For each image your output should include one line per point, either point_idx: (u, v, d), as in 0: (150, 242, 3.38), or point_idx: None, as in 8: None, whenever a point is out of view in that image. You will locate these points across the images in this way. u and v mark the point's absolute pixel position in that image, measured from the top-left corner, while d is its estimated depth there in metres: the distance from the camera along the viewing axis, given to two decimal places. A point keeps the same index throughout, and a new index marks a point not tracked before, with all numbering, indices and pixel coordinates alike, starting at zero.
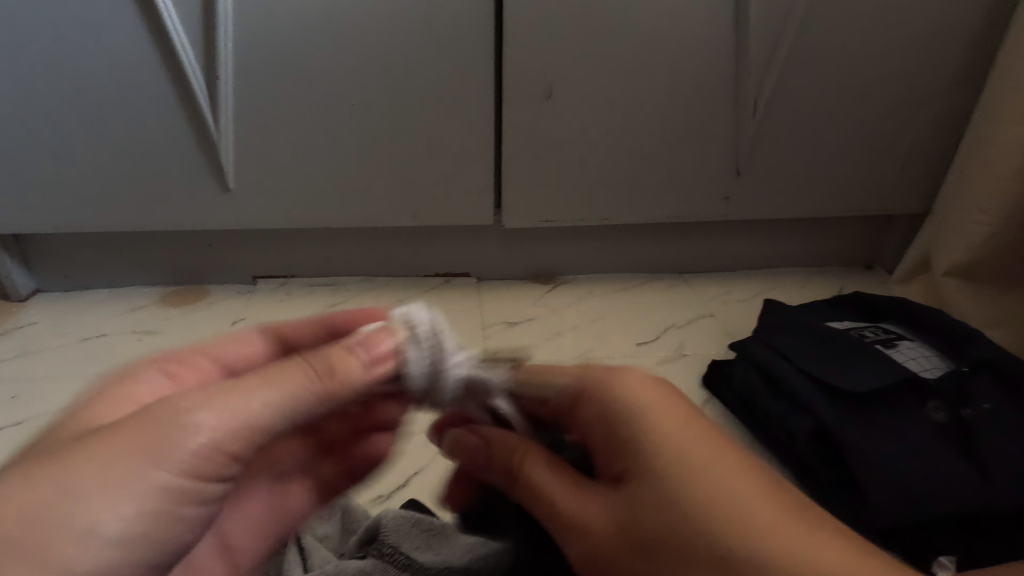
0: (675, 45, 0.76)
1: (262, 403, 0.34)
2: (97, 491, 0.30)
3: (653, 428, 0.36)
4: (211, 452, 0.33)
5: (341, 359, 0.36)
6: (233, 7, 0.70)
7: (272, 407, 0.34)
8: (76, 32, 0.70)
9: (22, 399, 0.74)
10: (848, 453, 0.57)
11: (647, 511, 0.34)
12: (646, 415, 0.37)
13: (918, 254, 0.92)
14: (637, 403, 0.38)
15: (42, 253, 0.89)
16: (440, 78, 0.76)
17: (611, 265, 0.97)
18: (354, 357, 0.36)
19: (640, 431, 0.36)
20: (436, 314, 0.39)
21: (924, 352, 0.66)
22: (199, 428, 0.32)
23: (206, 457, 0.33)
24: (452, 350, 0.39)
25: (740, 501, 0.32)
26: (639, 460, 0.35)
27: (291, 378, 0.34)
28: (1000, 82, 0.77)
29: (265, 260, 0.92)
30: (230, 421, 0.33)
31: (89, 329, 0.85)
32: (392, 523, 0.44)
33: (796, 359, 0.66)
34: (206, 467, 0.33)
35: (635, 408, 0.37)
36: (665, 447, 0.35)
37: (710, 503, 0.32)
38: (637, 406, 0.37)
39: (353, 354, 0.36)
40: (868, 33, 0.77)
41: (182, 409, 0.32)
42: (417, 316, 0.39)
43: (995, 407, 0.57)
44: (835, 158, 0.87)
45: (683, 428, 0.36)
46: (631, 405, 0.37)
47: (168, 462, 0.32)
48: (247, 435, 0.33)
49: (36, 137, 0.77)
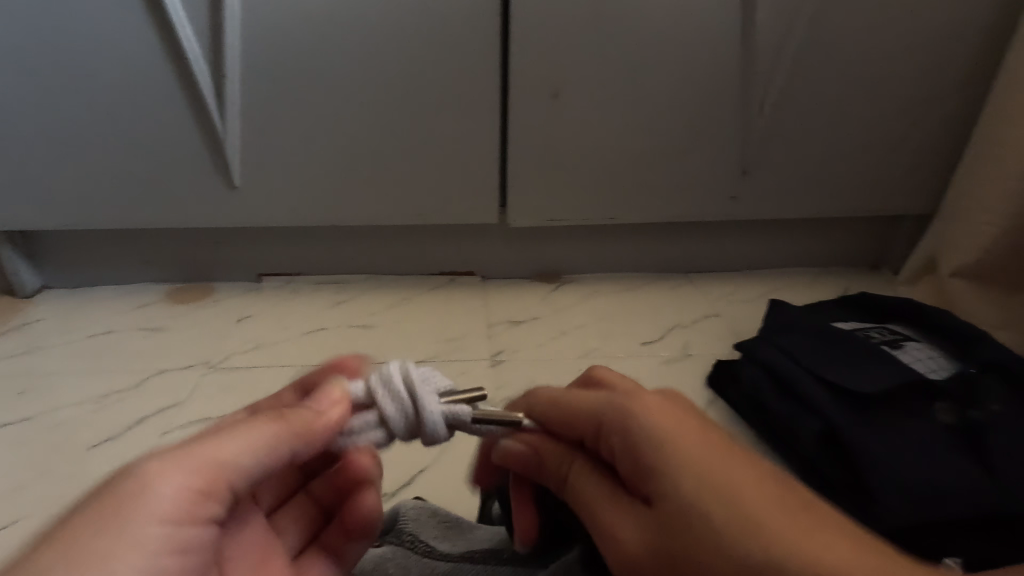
0: (682, 44, 0.76)
1: (229, 451, 0.37)
2: (123, 525, 0.34)
3: (678, 458, 0.36)
4: (182, 497, 0.36)
5: (296, 407, 0.40)
6: (239, 5, 0.70)
7: (238, 452, 0.38)
8: (83, 29, 0.70)
9: (29, 395, 0.74)
10: (854, 454, 0.57)
11: (712, 559, 0.34)
12: (671, 442, 0.37)
13: (925, 255, 0.91)
14: (671, 430, 0.37)
15: (48, 250, 0.89)
16: (445, 76, 0.76)
17: (616, 264, 0.97)
18: (308, 407, 0.40)
19: (664, 455, 0.37)
20: (407, 363, 0.41)
21: (932, 353, 0.66)
22: (163, 483, 0.36)
23: (178, 502, 0.36)
24: (427, 392, 0.40)
25: (810, 550, 0.32)
26: (697, 508, 0.35)
27: (257, 428, 0.38)
28: (1009, 82, 0.76)
29: (270, 258, 0.92)
30: (195, 470, 0.36)
31: (96, 327, 0.85)
32: (409, 510, 0.51)
33: (805, 358, 0.66)
34: (185, 505, 0.36)
35: (663, 437, 0.37)
36: (697, 474, 0.35)
37: (760, 526, 0.33)
38: (669, 432, 0.37)
39: (307, 405, 0.40)
40: (876, 33, 0.77)
41: (144, 470, 0.36)
42: (392, 369, 0.41)
43: (1003, 408, 0.57)
44: (842, 157, 0.86)
45: (732, 467, 0.36)
46: (656, 433, 0.37)
47: (143, 518, 0.35)
48: (216, 480, 0.37)
49: (42, 134, 0.77)
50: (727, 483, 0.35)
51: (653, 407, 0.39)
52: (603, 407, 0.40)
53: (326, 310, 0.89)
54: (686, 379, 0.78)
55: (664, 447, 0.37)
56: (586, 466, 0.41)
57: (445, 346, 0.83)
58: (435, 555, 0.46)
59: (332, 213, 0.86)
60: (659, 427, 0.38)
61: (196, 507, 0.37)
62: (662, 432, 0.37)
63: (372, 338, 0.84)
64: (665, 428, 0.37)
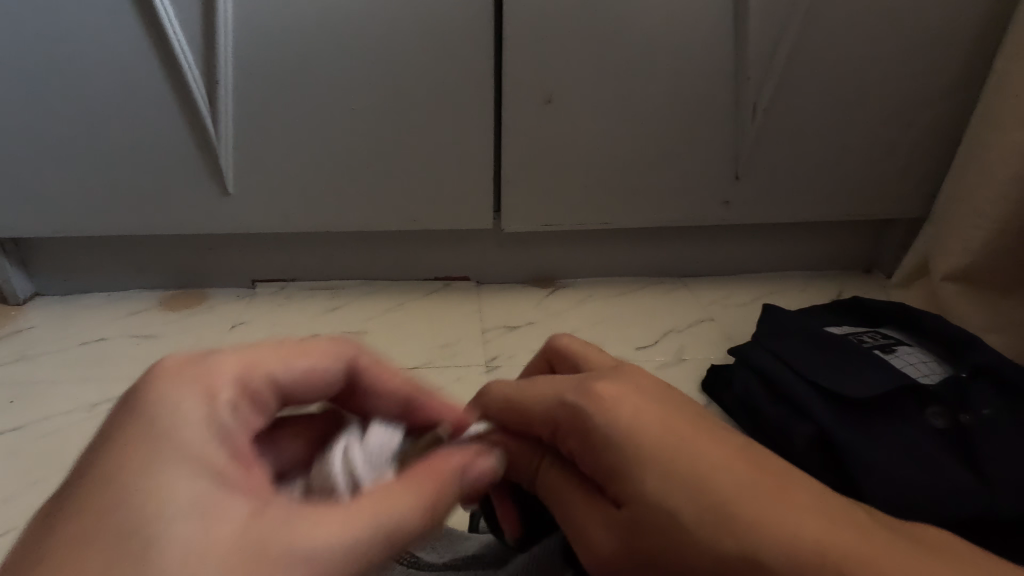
0: (675, 49, 0.76)
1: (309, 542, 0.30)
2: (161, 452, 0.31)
3: (643, 456, 0.35)
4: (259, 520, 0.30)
5: (441, 461, 0.37)
6: (232, 11, 0.70)
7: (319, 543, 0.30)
8: (75, 36, 0.70)
9: (20, 404, 0.74)
10: (848, 459, 0.57)
11: (683, 551, 0.33)
12: (632, 433, 0.36)
13: (916, 258, 0.92)
14: (626, 424, 0.37)
15: (40, 257, 0.89)
16: (439, 82, 0.77)
17: (610, 268, 0.97)
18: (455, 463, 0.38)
19: (629, 457, 0.36)
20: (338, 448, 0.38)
21: (924, 358, 0.66)
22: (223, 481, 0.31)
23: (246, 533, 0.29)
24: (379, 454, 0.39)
25: (786, 531, 0.30)
26: (661, 503, 0.34)
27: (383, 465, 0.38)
28: (999, 87, 0.77)
29: (264, 264, 0.92)
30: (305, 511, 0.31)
31: (89, 334, 0.84)
32: None
33: (798, 363, 0.66)
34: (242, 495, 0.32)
35: (619, 434, 0.37)
36: (657, 463, 0.35)
37: (726, 507, 0.32)
38: (621, 425, 0.37)
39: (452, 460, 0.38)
40: (866, 37, 0.77)
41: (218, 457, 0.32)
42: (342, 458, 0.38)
43: (995, 413, 0.57)
44: (833, 162, 0.87)
45: (699, 448, 0.35)
46: (618, 426, 0.37)
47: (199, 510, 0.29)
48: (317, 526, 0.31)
49: (34, 140, 0.76)
50: (696, 466, 0.34)
51: (605, 400, 0.38)
52: (556, 405, 0.40)
53: (319, 317, 0.89)
54: (679, 384, 0.78)
55: (619, 442, 0.36)
56: (554, 462, 0.42)
57: (440, 351, 0.83)
58: (421, 565, 0.46)
59: (326, 218, 0.85)
60: (611, 422, 0.37)
61: (237, 472, 0.33)
62: (617, 427, 0.37)
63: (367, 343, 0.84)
64: (623, 418, 0.37)
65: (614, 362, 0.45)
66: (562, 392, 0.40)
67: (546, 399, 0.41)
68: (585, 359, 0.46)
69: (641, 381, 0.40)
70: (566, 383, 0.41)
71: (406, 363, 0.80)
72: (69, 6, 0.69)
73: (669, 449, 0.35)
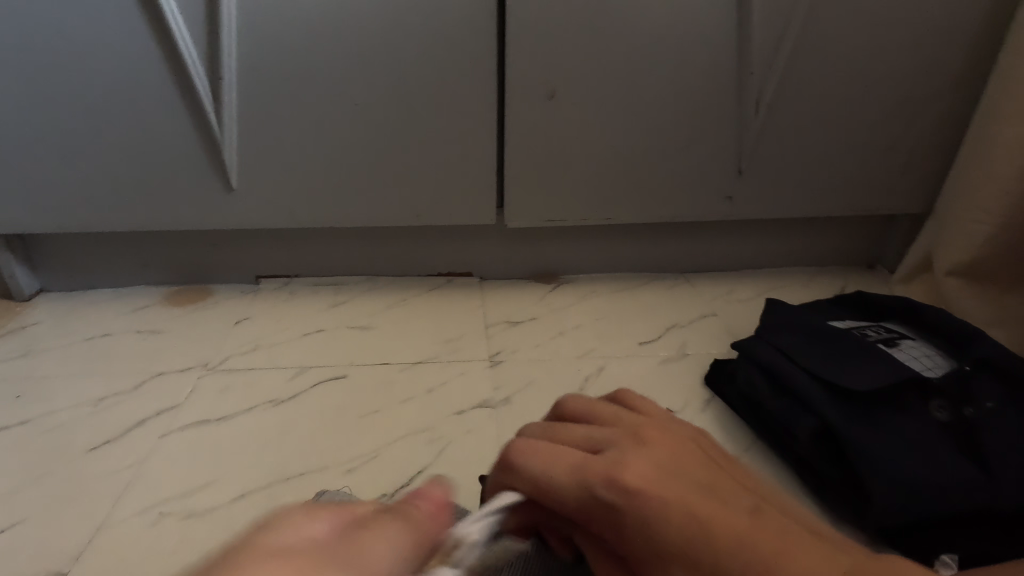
0: (677, 45, 0.76)
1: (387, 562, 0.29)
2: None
3: (709, 536, 0.32)
4: None
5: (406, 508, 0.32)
6: (236, 8, 0.70)
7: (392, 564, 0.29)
8: (81, 33, 0.71)
9: (27, 399, 0.74)
10: (852, 453, 0.57)
11: None
12: (670, 512, 0.33)
13: (919, 253, 0.92)
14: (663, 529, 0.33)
15: (44, 252, 0.89)
16: (442, 78, 0.77)
17: (613, 264, 0.98)
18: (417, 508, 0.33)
19: (688, 539, 0.32)
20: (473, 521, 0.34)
21: (927, 351, 0.66)
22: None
23: None
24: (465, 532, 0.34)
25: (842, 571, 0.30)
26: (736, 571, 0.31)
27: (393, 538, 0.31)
28: (1003, 81, 0.77)
29: (268, 260, 0.93)
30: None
31: (95, 329, 0.85)
32: None
33: (803, 357, 0.66)
34: None
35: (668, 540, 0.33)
36: (709, 544, 0.32)
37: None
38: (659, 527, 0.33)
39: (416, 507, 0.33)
40: (869, 33, 0.77)
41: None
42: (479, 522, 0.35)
43: (998, 405, 0.57)
44: (836, 157, 0.87)
45: (754, 520, 0.33)
46: (650, 503, 0.34)
47: None
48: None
49: (39, 137, 0.77)
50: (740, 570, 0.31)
51: (636, 487, 0.34)
52: (586, 495, 0.35)
53: (323, 312, 0.89)
54: (683, 379, 0.78)
55: (667, 542, 0.33)
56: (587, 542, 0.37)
57: (444, 347, 0.83)
58: None
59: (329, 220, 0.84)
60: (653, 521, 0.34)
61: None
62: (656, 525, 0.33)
63: (371, 339, 0.84)
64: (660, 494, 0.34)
65: (615, 412, 0.42)
66: (593, 482, 0.35)
67: (576, 485, 0.36)
68: (589, 412, 0.43)
69: (665, 459, 0.37)
70: (594, 461, 0.36)
71: (411, 358, 0.81)
72: (72, 4, 0.69)
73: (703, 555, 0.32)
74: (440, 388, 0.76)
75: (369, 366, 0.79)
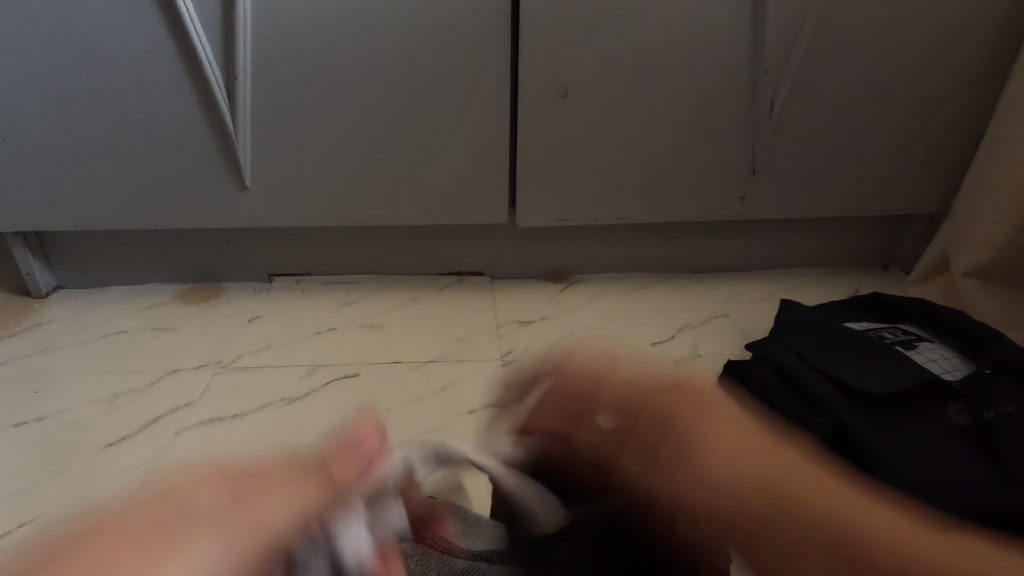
0: (691, 44, 0.76)
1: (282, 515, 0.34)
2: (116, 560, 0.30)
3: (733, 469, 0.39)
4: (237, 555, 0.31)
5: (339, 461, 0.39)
6: (250, 7, 0.70)
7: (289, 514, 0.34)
8: (97, 33, 0.71)
9: (43, 395, 0.75)
10: (867, 456, 0.57)
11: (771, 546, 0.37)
12: (737, 469, 0.39)
13: (935, 255, 0.91)
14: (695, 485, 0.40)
15: (60, 250, 0.90)
16: (455, 78, 0.77)
17: (623, 264, 0.97)
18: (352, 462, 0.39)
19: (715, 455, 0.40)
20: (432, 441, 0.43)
21: (945, 354, 0.65)
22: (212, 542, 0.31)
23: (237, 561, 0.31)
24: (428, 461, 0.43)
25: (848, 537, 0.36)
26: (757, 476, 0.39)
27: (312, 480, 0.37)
28: (1022, 80, 0.76)
29: (280, 259, 0.93)
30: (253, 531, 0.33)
31: (110, 327, 0.86)
32: None
33: (817, 359, 0.66)
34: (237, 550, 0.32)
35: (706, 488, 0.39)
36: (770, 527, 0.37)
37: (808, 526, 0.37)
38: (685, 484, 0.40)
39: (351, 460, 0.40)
40: (886, 32, 0.77)
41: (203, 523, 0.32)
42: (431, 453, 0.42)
43: (1018, 410, 0.56)
44: (851, 157, 0.86)
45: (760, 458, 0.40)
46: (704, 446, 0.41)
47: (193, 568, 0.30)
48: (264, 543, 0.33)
49: (56, 136, 0.78)
50: (802, 514, 0.37)
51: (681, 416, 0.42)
52: (617, 411, 0.44)
53: (335, 311, 0.89)
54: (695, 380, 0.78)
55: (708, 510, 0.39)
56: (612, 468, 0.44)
57: (455, 346, 0.83)
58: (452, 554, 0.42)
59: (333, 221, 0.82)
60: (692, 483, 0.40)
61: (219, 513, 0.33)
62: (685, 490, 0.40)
63: (382, 338, 0.84)
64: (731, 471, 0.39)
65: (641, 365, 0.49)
66: (636, 403, 0.43)
67: (617, 413, 0.44)
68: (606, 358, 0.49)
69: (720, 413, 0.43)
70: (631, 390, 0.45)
71: (422, 357, 0.81)
72: (89, 3, 0.70)
73: (729, 492, 0.39)
74: (450, 387, 0.76)
75: (380, 365, 0.79)
